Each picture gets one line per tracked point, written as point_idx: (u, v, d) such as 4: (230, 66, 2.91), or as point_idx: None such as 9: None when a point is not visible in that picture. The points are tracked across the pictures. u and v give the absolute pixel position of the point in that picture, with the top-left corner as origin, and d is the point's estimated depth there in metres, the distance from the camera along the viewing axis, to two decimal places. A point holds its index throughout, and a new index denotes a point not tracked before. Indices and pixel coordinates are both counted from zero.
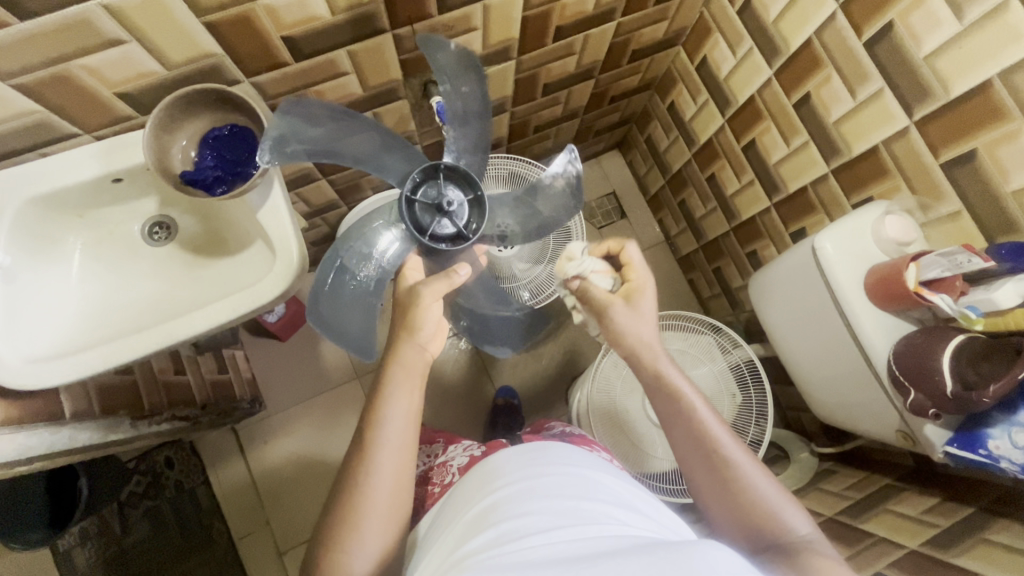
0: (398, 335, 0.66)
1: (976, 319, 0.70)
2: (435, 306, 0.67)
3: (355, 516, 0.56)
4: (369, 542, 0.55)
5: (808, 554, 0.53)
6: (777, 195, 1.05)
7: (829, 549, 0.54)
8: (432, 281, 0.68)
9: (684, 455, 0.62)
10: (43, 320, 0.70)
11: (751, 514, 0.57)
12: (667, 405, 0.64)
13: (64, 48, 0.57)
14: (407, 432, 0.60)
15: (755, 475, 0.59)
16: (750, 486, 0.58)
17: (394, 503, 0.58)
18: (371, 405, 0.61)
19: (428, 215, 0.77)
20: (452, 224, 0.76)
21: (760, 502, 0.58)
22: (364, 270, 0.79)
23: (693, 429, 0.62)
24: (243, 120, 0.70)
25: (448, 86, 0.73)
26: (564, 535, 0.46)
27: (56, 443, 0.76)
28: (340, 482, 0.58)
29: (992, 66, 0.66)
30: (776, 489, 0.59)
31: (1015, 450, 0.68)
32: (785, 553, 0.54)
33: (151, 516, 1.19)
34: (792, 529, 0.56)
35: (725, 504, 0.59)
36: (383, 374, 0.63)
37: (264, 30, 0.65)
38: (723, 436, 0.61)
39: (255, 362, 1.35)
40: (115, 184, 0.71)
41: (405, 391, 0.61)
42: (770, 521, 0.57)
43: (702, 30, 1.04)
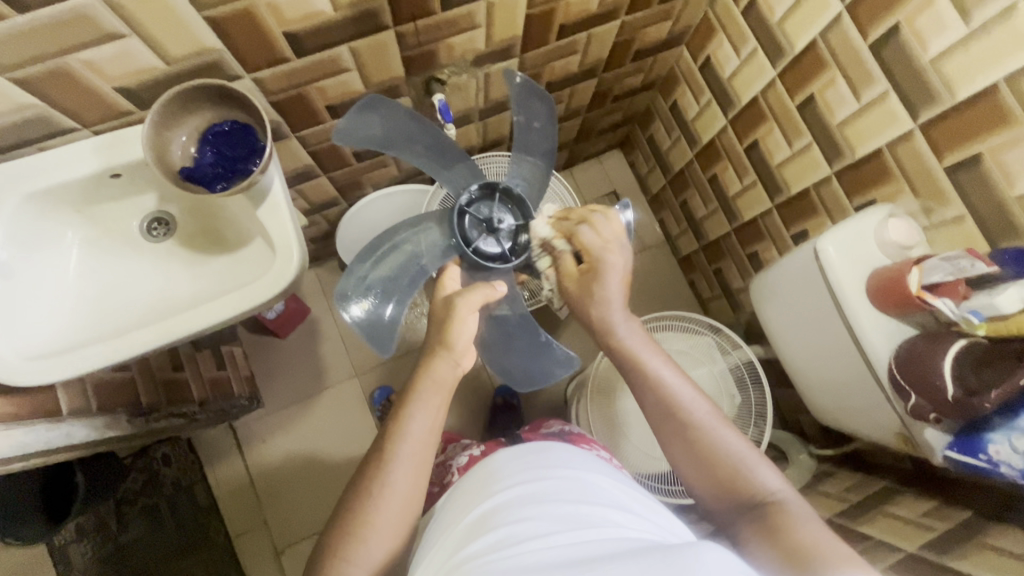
0: (436, 350, 0.65)
1: (978, 324, 0.70)
2: (470, 319, 0.67)
3: (365, 522, 0.55)
4: (373, 543, 0.55)
5: (776, 509, 0.54)
6: (779, 197, 1.04)
7: (803, 506, 0.54)
8: (470, 294, 0.68)
9: (652, 420, 0.65)
10: (38, 318, 0.69)
11: (723, 473, 0.59)
12: (633, 373, 0.68)
13: (62, 42, 0.56)
14: (429, 445, 0.61)
15: (725, 435, 0.61)
16: (720, 445, 0.60)
17: (404, 506, 0.57)
18: (396, 414, 0.62)
19: (476, 231, 0.80)
20: (498, 244, 0.80)
21: (732, 462, 0.59)
22: (404, 262, 0.78)
23: (660, 392, 0.64)
24: (243, 117, 0.70)
25: (519, 115, 0.80)
26: (563, 540, 0.46)
27: (53, 440, 0.76)
28: (352, 488, 0.58)
29: (998, 71, 0.66)
30: (747, 448, 0.60)
31: (1015, 454, 0.67)
32: (759, 512, 0.55)
33: (149, 514, 1.18)
34: (763, 485, 0.57)
35: (697, 464, 0.60)
36: (413, 385, 0.64)
37: (266, 26, 0.65)
38: (689, 397, 0.64)
39: (253, 359, 1.34)
40: (113, 180, 0.71)
41: (429, 402, 0.62)
42: (743, 480, 0.58)
43: (706, 30, 1.04)
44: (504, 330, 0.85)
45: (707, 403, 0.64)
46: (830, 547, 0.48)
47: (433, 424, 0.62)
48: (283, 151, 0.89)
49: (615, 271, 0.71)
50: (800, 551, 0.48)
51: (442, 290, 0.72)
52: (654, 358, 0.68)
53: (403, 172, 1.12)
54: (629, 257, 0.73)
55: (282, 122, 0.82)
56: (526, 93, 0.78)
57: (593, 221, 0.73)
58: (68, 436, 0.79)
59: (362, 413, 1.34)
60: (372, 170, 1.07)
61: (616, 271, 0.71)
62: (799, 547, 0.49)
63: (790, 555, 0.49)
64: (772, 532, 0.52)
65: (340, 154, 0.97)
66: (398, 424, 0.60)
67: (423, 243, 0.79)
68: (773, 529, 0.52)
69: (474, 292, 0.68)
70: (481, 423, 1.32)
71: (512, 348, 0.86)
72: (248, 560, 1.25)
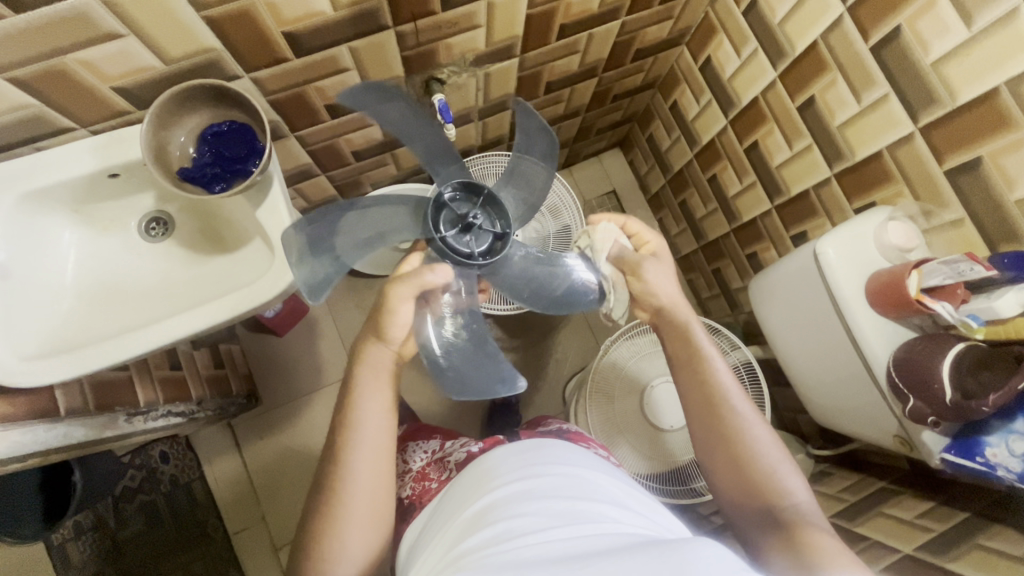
0: (366, 337, 0.65)
1: (977, 328, 0.70)
2: (406, 310, 0.63)
3: (334, 522, 0.57)
4: (349, 540, 0.56)
5: (798, 519, 0.55)
6: (779, 198, 1.04)
7: (824, 521, 0.55)
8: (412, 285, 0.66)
9: (691, 408, 0.65)
10: (36, 318, 0.69)
11: (748, 472, 0.59)
12: (686, 359, 0.67)
13: (59, 42, 0.56)
14: (387, 432, 0.61)
15: (762, 438, 0.61)
16: (756, 447, 0.60)
17: (373, 497, 0.59)
18: (342, 408, 0.62)
19: (450, 226, 0.72)
20: (469, 245, 0.72)
21: (759, 461, 0.60)
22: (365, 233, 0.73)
23: (704, 384, 0.65)
24: (242, 116, 0.69)
25: (522, 142, 0.80)
26: (560, 534, 0.46)
27: (50, 440, 0.76)
28: (319, 490, 0.59)
29: (998, 75, 0.66)
30: (779, 452, 0.60)
31: (1013, 458, 0.68)
32: (781, 520, 0.56)
33: (146, 509, 1.22)
34: (786, 491, 0.58)
35: (726, 456, 0.61)
36: (351, 378, 0.64)
37: (265, 25, 0.64)
38: (736, 393, 0.64)
39: (251, 356, 1.34)
40: (111, 179, 0.70)
41: (377, 389, 0.62)
42: (768, 482, 0.58)
43: (707, 29, 1.04)
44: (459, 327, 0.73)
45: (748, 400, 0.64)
46: (844, 561, 0.50)
47: (384, 413, 0.62)
48: (282, 150, 0.89)
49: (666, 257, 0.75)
50: (822, 563, 0.49)
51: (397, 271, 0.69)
52: (711, 349, 0.67)
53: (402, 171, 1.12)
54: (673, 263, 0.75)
55: (281, 121, 0.82)
56: (529, 122, 0.78)
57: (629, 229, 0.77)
58: (65, 436, 0.79)
59: None
60: (371, 169, 1.06)
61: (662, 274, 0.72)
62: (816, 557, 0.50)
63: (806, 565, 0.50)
64: (792, 541, 0.53)
65: (339, 153, 0.97)
66: (351, 416, 0.60)
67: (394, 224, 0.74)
68: (796, 538, 0.53)
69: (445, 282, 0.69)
70: (480, 421, 1.32)
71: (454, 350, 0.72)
72: (245, 560, 1.24)
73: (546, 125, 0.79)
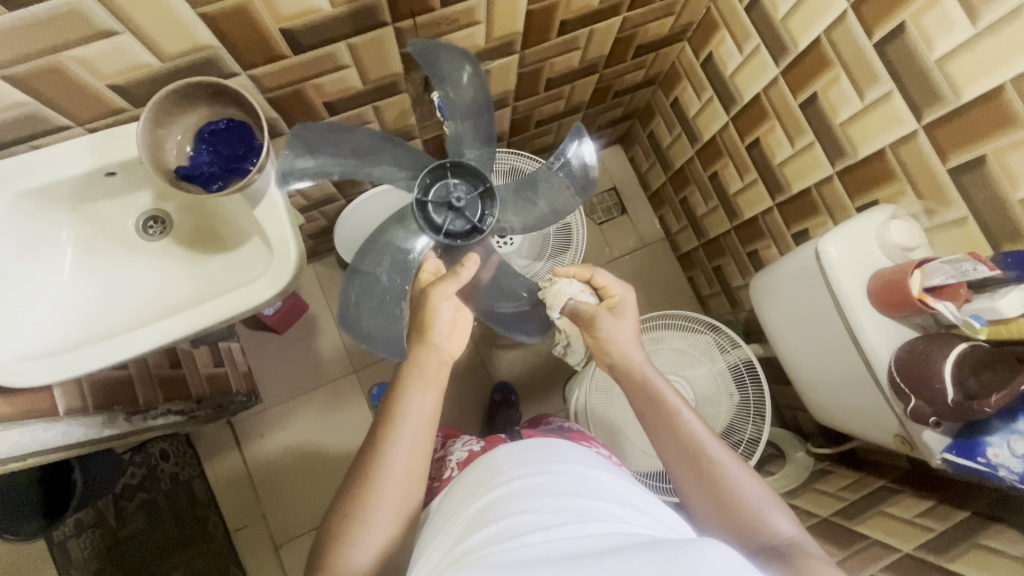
0: (412, 339, 0.70)
1: (979, 328, 0.70)
2: (445, 306, 0.70)
3: (367, 507, 0.56)
4: (374, 532, 0.55)
5: (798, 555, 0.53)
6: (780, 195, 1.04)
7: (820, 550, 0.54)
8: (442, 282, 0.71)
9: (667, 460, 0.63)
10: (32, 317, 0.69)
11: (739, 518, 0.57)
12: (657, 412, 0.65)
13: (54, 39, 0.55)
14: (424, 431, 0.61)
15: (741, 477, 0.59)
16: (741, 491, 0.59)
17: (405, 492, 0.58)
18: (392, 398, 0.63)
19: (436, 204, 0.82)
20: (442, 221, 0.81)
21: (748, 505, 0.58)
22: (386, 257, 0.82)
23: (673, 434, 0.63)
24: (240, 114, 0.69)
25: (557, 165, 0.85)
26: (564, 533, 0.45)
27: (48, 440, 0.76)
28: (349, 482, 0.58)
29: (1004, 72, 0.65)
30: (767, 493, 0.59)
31: (1015, 458, 0.68)
32: (773, 556, 0.54)
33: (146, 509, 1.19)
34: (780, 532, 0.56)
35: (715, 508, 0.59)
36: (402, 375, 0.65)
37: (262, 22, 0.64)
38: (707, 438, 0.62)
39: (251, 353, 1.33)
40: (108, 178, 0.70)
41: (424, 389, 0.63)
42: (759, 524, 0.57)
43: (709, 25, 1.03)
44: (396, 280, 0.81)
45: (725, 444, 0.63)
46: None
47: (427, 415, 0.62)
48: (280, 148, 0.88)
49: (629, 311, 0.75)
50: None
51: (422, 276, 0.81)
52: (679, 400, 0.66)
53: None
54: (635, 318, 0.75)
55: (280, 119, 0.81)
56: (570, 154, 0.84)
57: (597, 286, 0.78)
58: (64, 435, 0.78)
59: (360, 409, 1.34)
60: None
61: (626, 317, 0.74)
62: None
63: None
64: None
65: None
66: (396, 411, 0.61)
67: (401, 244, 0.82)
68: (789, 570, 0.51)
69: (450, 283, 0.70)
70: (480, 419, 1.32)
71: (379, 290, 0.80)
72: (247, 556, 1.26)
73: (591, 171, 0.85)
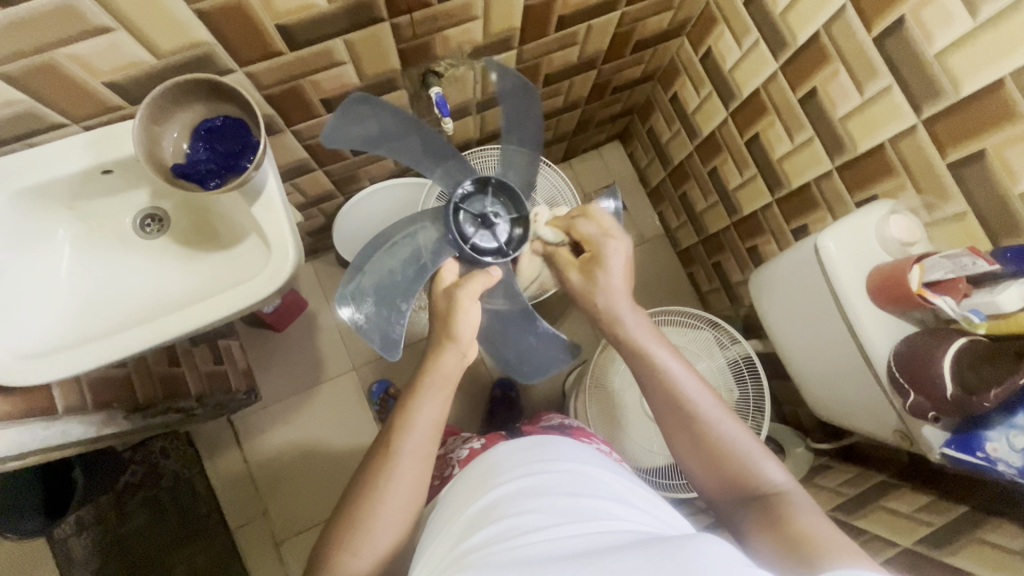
0: (443, 343, 0.67)
1: (978, 323, 0.69)
2: (473, 309, 0.70)
3: (370, 514, 0.55)
4: (378, 535, 0.55)
5: (781, 503, 0.55)
6: (780, 190, 1.03)
7: (807, 497, 0.55)
8: (469, 282, 0.72)
9: (658, 416, 0.65)
10: (28, 315, 0.68)
11: (729, 467, 0.59)
12: (645, 370, 0.67)
13: (48, 37, 0.55)
14: (433, 441, 0.61)
15: (726, 425, 0.61)
16: (728, 441, 0.60)
17: (411, 498, 0.57)
18: (402, 408, 0.62)
19: (471, 225, 0.78)
20: (491, 239, 0.78)
21: (735, 455, 0.59)
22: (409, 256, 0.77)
23: (663, 389, 0.65)
24: (236, 111, 0.68)
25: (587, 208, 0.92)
26: (563, 532, 0.45)
27: (48, 438, 0.76)
28: (355, 485, 0.58)
29: (1004, 66, 0.64)
30: (753, 442, 0.60)
31: (1013, 452, 0.68)
32: (763, 505, 0.55)
33: (150, 506, 1.20)
34: (767, 478, 0.57)
35: (704, 460, 0.61)
36: (418, 383, 0.64)
37: (257, 19, 0.63)
38: (695, 391, 0.64)
39: (251, 351, 1.33)
40: (104, 175, 0.69)
41: (437, 401, 0.62)
42: (747, 473, 0.58)
43: (707, 20, 1.02)
44: (405, 281, 0.77)
45: (713, 395, 0.64)
46: (828, 535, 0.49)
47: (437, 423, 0.62)
48: (278, 145, 0.88)
49: (618, 257, 0.74)
50: (804, 540, 0.49)
51: (440, 281, 0.76)
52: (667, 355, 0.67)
53: (400, 164, 1.11)
54: (629, 242, 0.75)
55: (277, 116, 0.81)
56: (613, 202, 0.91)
57: (591, 213, 0.77)
58: (63, 434, 0.79)
59: (360, 406, 1.34)
60: (369, 163, 1.06)
61: (617, 256, 0.74)
62: (801, 538, 0.50)
63: (791, 545, 0.50)
64: (775, 525, 0.53)
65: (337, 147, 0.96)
66: (405, 420, 0.60)
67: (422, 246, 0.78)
68: (779, 523, 0.53)
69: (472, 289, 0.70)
70: (481, 416, 1.32)
71: (384, 287, 0.77)
72: (249, 554, 1.25)
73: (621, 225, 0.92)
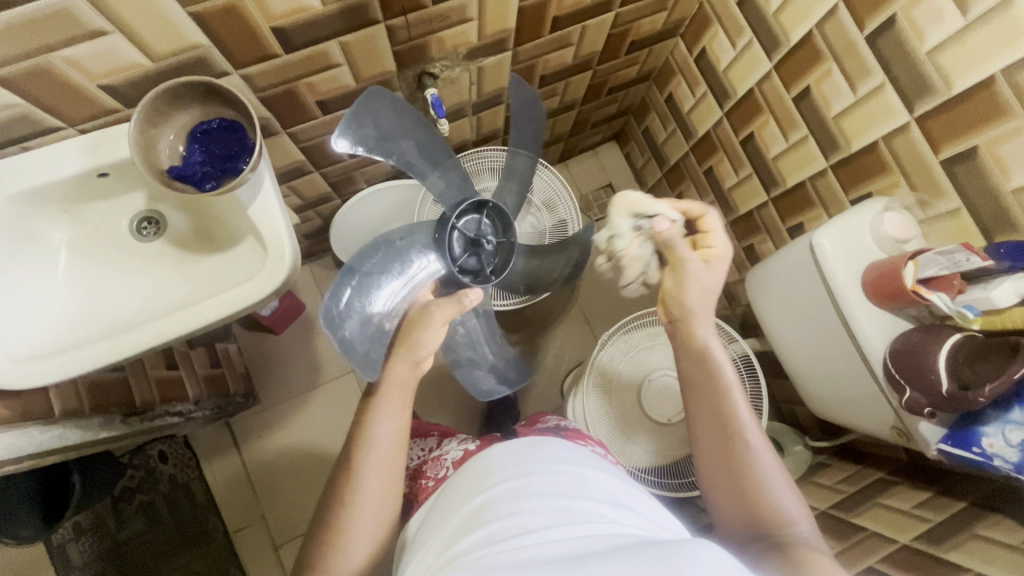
0: (397, 351, 0.66)
1: (973, 319, 0.70)
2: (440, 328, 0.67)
3: (342, 531, 0.56)
4: (353, 551, 0.55)
5: (800, 549, 0.54)
6: (775, 189, 1.04)
7: (821, 547, 0.55)
8: (443, 303, 0.68)
9: (703, 426, 0.64)
10: (26, 320, 0.68)
11: (753, 501, 0.58)
12: (704, 379, 0.66)
13: (43, 40, 0.55)
14: (397, 451, 0.61)
15: (763, 457, 0.60)
16: (758, 474, 0.59)
17: (382, 503, 0.58)
18: (359, 423, 0.61)
19: (462, 243, 0.81)
20: (478, 261, 0.81)
21: (762, 490, 0.59)
22: (396, 273, 0.75)
23: (717, 403, 0.64)
24: (232, 114, 0.68)
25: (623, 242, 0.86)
26: (556, 534, 0.45)
27: (45, 442, 0.76)
28: (327, 498, 0.58)
29: (994, 63, 0.65)
30: (784, 480, 0.60)
31: (1008, 447, 0.68)
32: (779, 542, 0.55)
33: (146, 512, 1.20)
34: (788, 519, 0.57)
35: (731, 487, 0.60)
36: (374, 393, 0.63)
37: (252, 21, 0.63)
38: (746, 415, 0.63)
39: (249, 354, 1.33)
40: (100, 178, 0.70)
41: (394, 408, 0.62)
42: (770, 511, 0.57)
43: (701, 20, 1.03)
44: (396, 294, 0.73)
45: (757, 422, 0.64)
46: None
47: (393, 435, 0.61)
48: (274, 148, 0.88)
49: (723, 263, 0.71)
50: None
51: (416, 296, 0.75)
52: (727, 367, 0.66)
53: (397, 166, 1.12)
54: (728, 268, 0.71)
55: (273, 118, 0.81)
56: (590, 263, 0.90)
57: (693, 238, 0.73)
58: (62, 438, 0.79)
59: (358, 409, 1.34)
60: (365, 165, 1.06)
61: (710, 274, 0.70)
62: None
63: None
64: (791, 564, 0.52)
65: (333, 149, 0.96)
66: (365, 434, 0.60)
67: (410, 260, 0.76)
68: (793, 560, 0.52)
69: (445, 301, 0.69)
70: (478, 417, 1.32)
71: (375, 299, 0.71)
72: (247, 557, 1.24)
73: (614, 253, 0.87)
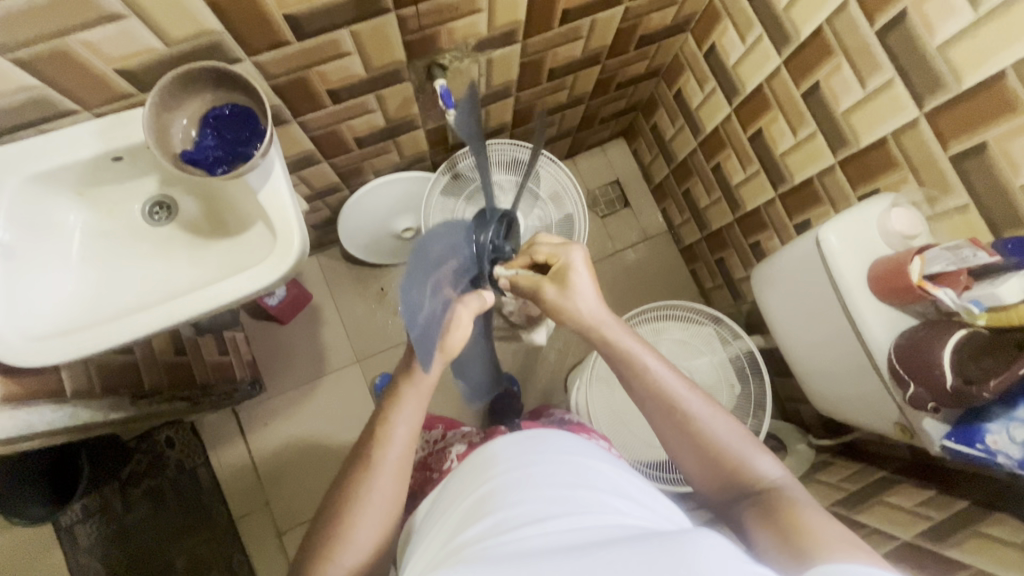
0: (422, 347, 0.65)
1: (979, 315, 0.68)
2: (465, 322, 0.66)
3: (356, 522, 0.56)
4: (365, 542, 0.56)
5: (776, 497, 0.55)
6: (783, 185, 1.04)
7: (800, 490, 0.56)
8: (466, 298, 0.67)
9: (652, 418, 0.65)
10: (40, 301, 0.70)
11: (723, 465, 0.60)
12: (633, 374, 0.67)
13: (60, 23, 0.56)
14: (411, 451, 0.61)
15: (717, 423, 0.62)
16: (719, 441, 0.61)
17: (397, 498, 0.58)
18: (381, 421, 0.62)
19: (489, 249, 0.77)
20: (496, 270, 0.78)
21: (728, 452, 0.60)
22: (445, 259, 0.68)
23: (655, 389, 0.64)
24: (244, 100, 0.69)
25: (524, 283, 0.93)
26: (561, 525, 0.45)
27: (57, 420, 0.77)
28: (342, 491, 0.59)
29: (1004, 58, 0.65)
30: (744, 439, 0.61)
31: (1013, 444, 0.67)
32: (757, 497, 0.56)
33: (151, 495, 1.22)
34: (759, 474, 0.58)
35: (699, 459, 0.61)
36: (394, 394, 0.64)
37: (265, 8, 0.64)
38: (685, 391, 0.64)
39: (255, 343, 1.35)
40: (114, 162, 0.71)
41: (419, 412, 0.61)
42: (741, 470, 0.59)
43: (711, 16, 1.03)
44: (442, 284, 0.66)
45: (701, 394, 0.65)
46: (827, 525, 0.50)
47: (411, 438, 0.61)
48: (285, 136, 0.89)
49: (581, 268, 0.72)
50: (795, 526, 0.51)
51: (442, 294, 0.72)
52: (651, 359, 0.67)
53: (405, 157, 1.12)
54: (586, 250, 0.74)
55: (284, 106, 0.82)
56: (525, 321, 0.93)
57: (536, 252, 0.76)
58: (73, 416, 0.80)
59: (363, 399, 1.35)
60: (374, 156, 1.07)
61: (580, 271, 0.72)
62: (801, 528, 0.50)
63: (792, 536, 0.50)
64: (773, 516, 0.53)
65: (342, 139, 0.97)
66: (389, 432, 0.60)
67: (451, 251, 0.70)
68: (774, 512, 0.53)
69: (471, 300, 0.67)
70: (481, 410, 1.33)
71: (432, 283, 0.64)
72: (251, 543, 1.25)
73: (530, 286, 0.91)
